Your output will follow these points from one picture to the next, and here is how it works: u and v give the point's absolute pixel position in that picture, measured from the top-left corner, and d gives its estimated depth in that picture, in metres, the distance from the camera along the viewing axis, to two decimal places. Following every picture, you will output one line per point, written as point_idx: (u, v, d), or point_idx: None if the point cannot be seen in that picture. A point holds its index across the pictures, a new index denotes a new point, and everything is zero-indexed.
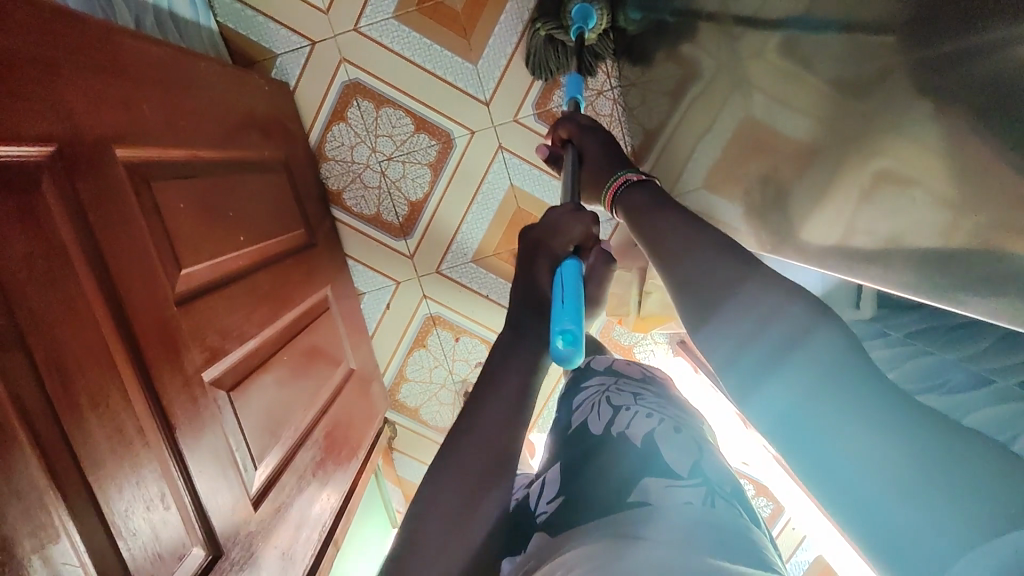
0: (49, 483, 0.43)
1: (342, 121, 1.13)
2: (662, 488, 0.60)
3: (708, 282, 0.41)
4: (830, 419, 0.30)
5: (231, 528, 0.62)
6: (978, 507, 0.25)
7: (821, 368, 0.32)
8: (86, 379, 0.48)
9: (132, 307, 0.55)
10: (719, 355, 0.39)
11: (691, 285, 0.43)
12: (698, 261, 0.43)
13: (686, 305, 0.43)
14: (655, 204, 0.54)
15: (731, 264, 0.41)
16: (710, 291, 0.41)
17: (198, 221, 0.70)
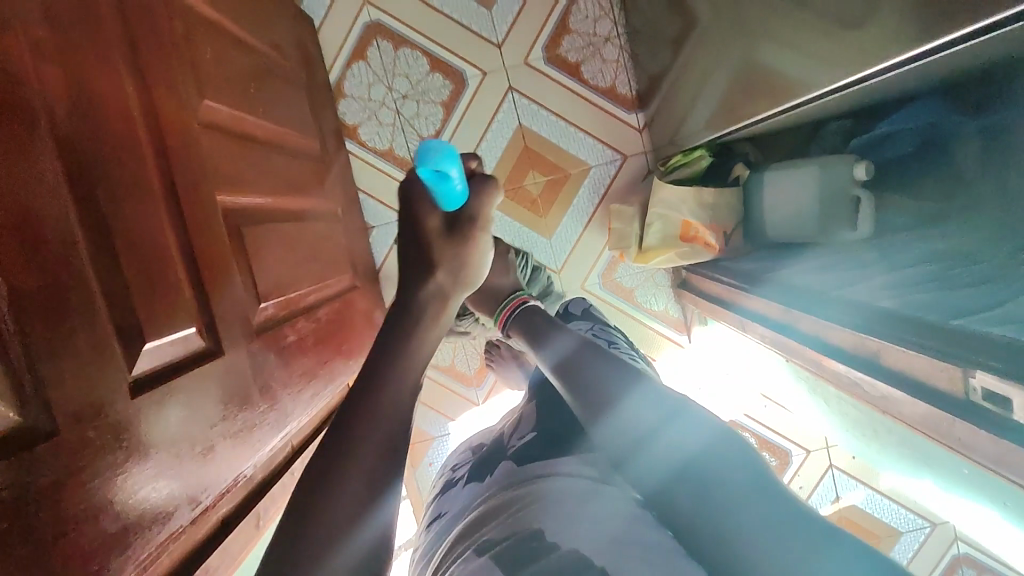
0: (71, 189, 0.44)
1: (361, 60, 1.19)
2: None
3: (597, 390, 0.52)
4: (724, 503, 0.41)
5: (234, 341, 0.63)
6: (811, 543, 0.38)
7: (682, 464, 0.44)
8: (111, 128, 0.50)
9: (158, 101, 0.58)
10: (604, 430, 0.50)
11: (594, 416, 0.51)
12: (590, 369, 0.55)
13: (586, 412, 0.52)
14: (551, 324, 0.68)
15: (616, 369, 0.54)
16: (590, 381, 0.54)
17: (223, 78, 0.74)
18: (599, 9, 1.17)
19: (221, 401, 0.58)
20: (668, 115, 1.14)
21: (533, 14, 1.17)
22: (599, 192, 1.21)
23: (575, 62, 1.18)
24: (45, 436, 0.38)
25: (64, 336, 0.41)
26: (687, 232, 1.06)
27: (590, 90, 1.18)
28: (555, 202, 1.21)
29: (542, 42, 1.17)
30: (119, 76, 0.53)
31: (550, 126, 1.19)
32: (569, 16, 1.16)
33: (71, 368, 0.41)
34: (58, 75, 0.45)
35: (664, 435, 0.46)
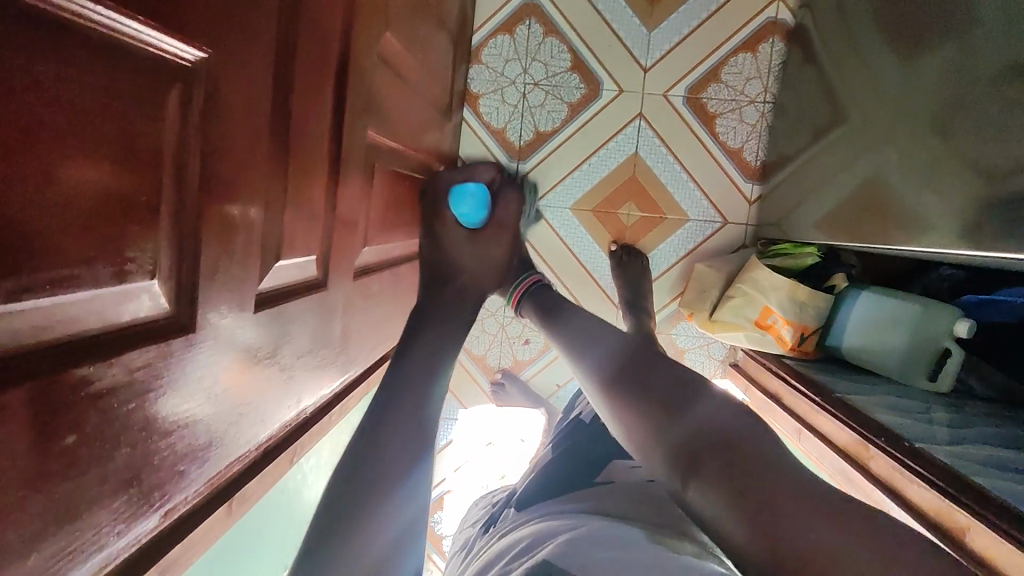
0: (268, 92, 0.42)
1: (507, 33, 1.16)
2: (625, 470, 0.69)
3: (698, 419, 0.41)
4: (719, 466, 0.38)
5: (336, 278, 0.61)
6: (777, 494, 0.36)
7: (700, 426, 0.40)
8: (313, 38, 0.48)
9: (355, 21, 0.56)
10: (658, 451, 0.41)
11: (658, 418, 0.43)
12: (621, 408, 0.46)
13: (632, 420, 0.44)
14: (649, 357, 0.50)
15: (635, 385, 0.47)
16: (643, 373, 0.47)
17: (404, 14, 0.72)
18: (754, 70, 1.14)
19: (311, 334, 0.56)
20: (785, 197, 1.12)
21: (690, 51, 1.14)
22: (687, 246, 1.19)
23: (713, 113, 1.15)
24: (183, 330, 0.36)
25: (221, 230, 0.39)
26: (764, 318, 1.03)
27: (717, 146, 1.16)
28: (642, 239, 1.19)
29: (688, 82, 1.15)
30: None
31: (665, 166, 1.17)
32: (724, 66, 1.14)
33: (220, 267, 0.39)
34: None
35: (722, 421, 0.40)
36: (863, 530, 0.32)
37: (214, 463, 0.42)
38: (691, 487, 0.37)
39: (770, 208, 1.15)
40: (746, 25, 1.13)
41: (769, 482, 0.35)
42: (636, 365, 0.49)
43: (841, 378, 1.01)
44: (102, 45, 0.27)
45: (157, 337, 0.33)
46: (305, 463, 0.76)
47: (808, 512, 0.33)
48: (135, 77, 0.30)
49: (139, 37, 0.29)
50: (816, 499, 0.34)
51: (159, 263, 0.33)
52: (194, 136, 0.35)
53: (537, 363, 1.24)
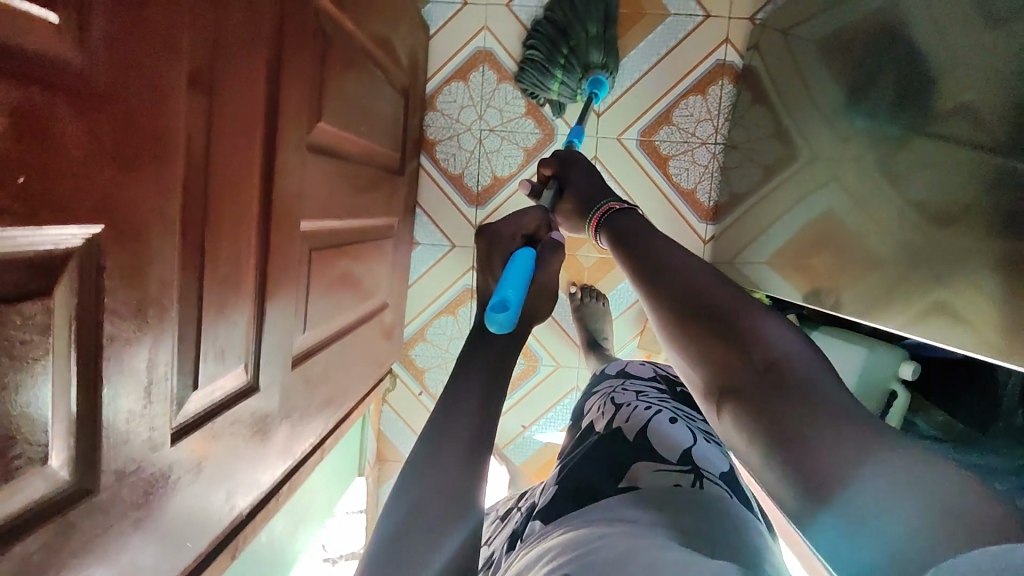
0: (179, 235, 0.43)
1: (461, 80, 1.17)
2: (650, 473, 0.58)
3: (737, 314, 0.37)
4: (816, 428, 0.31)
5: (272, 374, 0.61)
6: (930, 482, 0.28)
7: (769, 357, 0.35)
8: (228, 162, 0.49)
9: (279, 127, 0.56)
10: (716, 374, 0.37)
11: (712, 341, 0.37)
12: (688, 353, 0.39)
13: (689, 348, 0.39)
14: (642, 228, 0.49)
15: (663, 294, 0.41)
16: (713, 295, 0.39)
17: (341, 97, 0.72)
18: (705, 111, 1.15)
19: (245, 438, 0.57)
20: (739, 238, 1.13)
21: (642, 94, 1.15)
22: None
23: (666, 155, 1.17)
24: (84, 494, 0.36)
25: (128, 388, 0.39)
26: None
27: (672, 186, 1.17)
28: (602, 279, 1.20)
29: (641, 125, 1.16)
30: (251, 99, 0.51)
31: None
32: (675, 109, 1.15)
33: (129, 418, 0.40)
34: (202, 106, 0.44)
35: (794, 358, 0.35)
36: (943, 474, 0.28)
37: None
38: (726, 410, 0.36)
39: (725, 247, 1.16)
40: (695, 69, 1.14)
41: (819, 431, 0.31)
42: (619, 230, 0.52)
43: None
44: None
45: (55, 513, 0.34)
46: (258, 540, 0.76)
47: (855, 445, 0.30)
48: (13, 281, 0.30)
49: (19, 242, 0.30)
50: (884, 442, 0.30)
51: (54, 442, 0.34)
52: (90, 307, 0.35)
53: (503, 403, 1.25)
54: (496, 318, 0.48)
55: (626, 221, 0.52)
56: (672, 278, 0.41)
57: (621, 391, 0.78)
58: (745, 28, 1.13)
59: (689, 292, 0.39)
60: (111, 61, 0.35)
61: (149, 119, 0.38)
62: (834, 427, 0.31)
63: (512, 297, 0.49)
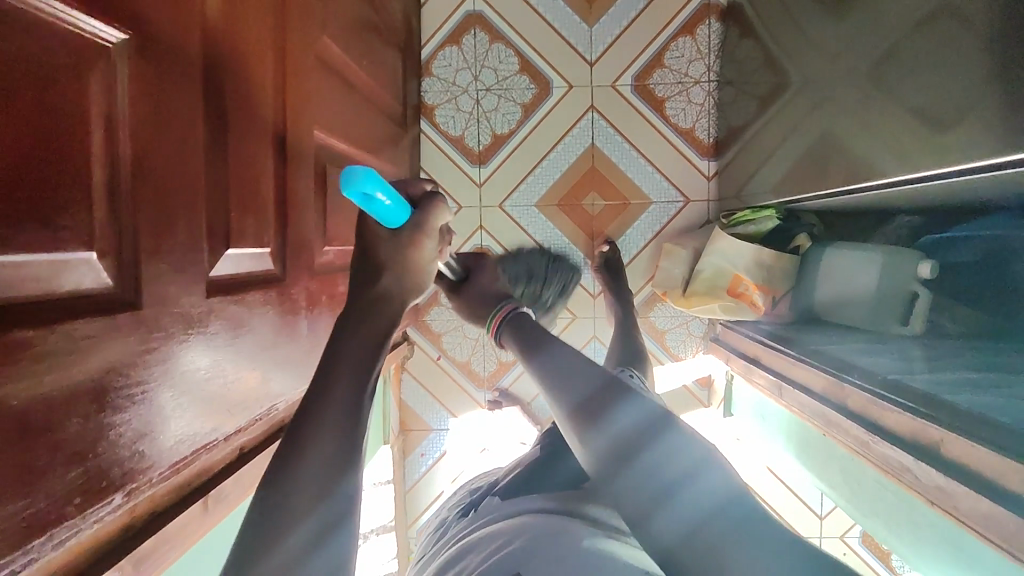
0: (200, 80, 0.43)
1: (455, 44, 1.19)
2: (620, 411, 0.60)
3: (612, 406, 0.42)
4: (709, 532, 0.36)
5: (294, 276, 0.61)
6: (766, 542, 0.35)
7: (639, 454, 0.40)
8: (245, 34, 0.50)
9: (289, 22, 0.58)
10: (598, 458, 0.41)
11: (589, 420, 0.42)
12: (567, 420, 0.44)
13: (572, 423, 0.43)
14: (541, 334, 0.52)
15: (551, 364, 0.46)
16: (578, 381, 0.44)
17: (344, 24, 0.74)
18: (695, 52, 1.18)
19: (274, 330, 0.57)
20: (741, 169, 1.14)
21: (632, 41, 1.17)
22: (654, 228, 1.20)
23: (661, 98, 1.18)
24: (128, 306, 0.36)
25: (158, 211, 0.39)
26: (735, 287, 1.05)
27: (670, 128, 1.19)
28: (609, 227, 1.20)
29: (634, 70, 1.18)
30: None
31: (622, 155, 1.19)
32: (666, 52, 1.17)
33: (163, 249, 0.40)
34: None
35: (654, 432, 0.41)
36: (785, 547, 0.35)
37: (180, 449, 0.42)
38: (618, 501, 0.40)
39: (729, 182, 1.17)
40: (681, 11, 1.17)
41: (698, 521, 0.37)
42: (518, 324, 0.55)
43: (821, 335, 1.01)
44: (15, 20, 0.28)
45: (100, 310, 0.34)
46: None
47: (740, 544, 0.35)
48: (53, 55, 0.31)
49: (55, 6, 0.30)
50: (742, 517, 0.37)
51: (97, 238, 0.34)
52: (123, 114, 0.36)
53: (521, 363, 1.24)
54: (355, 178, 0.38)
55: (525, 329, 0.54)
56: (567, 395, 0.44)
57: None
58: None
59: (577, 365, 0.45)
60: None
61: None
62: (735, 546, 0.35)
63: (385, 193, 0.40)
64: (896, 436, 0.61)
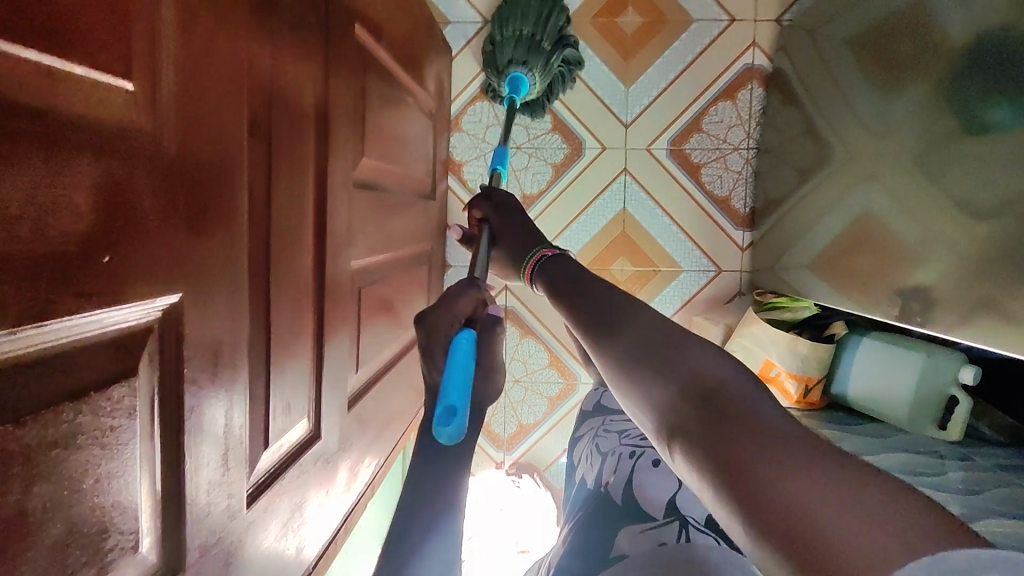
0: (246, 290, 0.41)
1: (485, 100, 1.15)
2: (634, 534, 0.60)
3: (674, 355, 0.38)
4: (772, 440, 0.30)
5: (331, 420, 0.59)
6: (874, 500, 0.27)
7: None
8: (288, 209, 0.47)
9: (328, 166, 0.55)
10: (659, 398, 0.38)
11: (649, 371, 0.39)
12: (631, 368, 0.41)
13: (635, 376, 0.40)
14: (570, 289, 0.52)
15: (603, 325, 0.44)
16: (642, 335, 0.41)
17: (381, 129, 0.70)
18: (735, 116, 1.13)
19: (311, 488, 0.55)
20: (777, 244, 1.10)
21: (670, 103, 1.13)
22: (683, 297, 1.17)
23: (698, 163, 1.14)
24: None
25: (206, 457, 0.37)
26: (766, 371, 1.02)
27: (705, 194, 1.15)
28: (637, 293, 1.17)
29: (670, 134, 1.14)
30: (303, 140, 0.49)
31: (654, 221, 1.16)
32: (705, 116, 1.13)
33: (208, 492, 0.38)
34: (259, 155, 0.43)
35: (718, 371, 0.36)
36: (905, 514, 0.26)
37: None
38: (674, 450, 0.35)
39: (764, 254, 1.13)
40: (723, 74, 1.12)
41: (739, 440, 0.31)
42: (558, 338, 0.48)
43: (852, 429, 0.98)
44: (62, 364, 0.26)
45: None
46: None
47: (801, 466, 0.29)
48: (102, 371, 0.29)
49: (102, 322, 0.28)
50: (822, 463, 0.29)
51: (143, 529, 0.32)
52: (171, 383, 0.33)
53: (541, 427, 1.23)
54: (443, 427, 0.45)
55: (554, 272, 0.56)
56: (621, 345, 0.42)
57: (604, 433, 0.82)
58: (772, 30, 1.11)
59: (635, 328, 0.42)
60: (183, 119, 0.33)
61: (217, 179, 0.37)
62: (792, 461, 0.29)
63: (460, 403, 0.47)
64: None
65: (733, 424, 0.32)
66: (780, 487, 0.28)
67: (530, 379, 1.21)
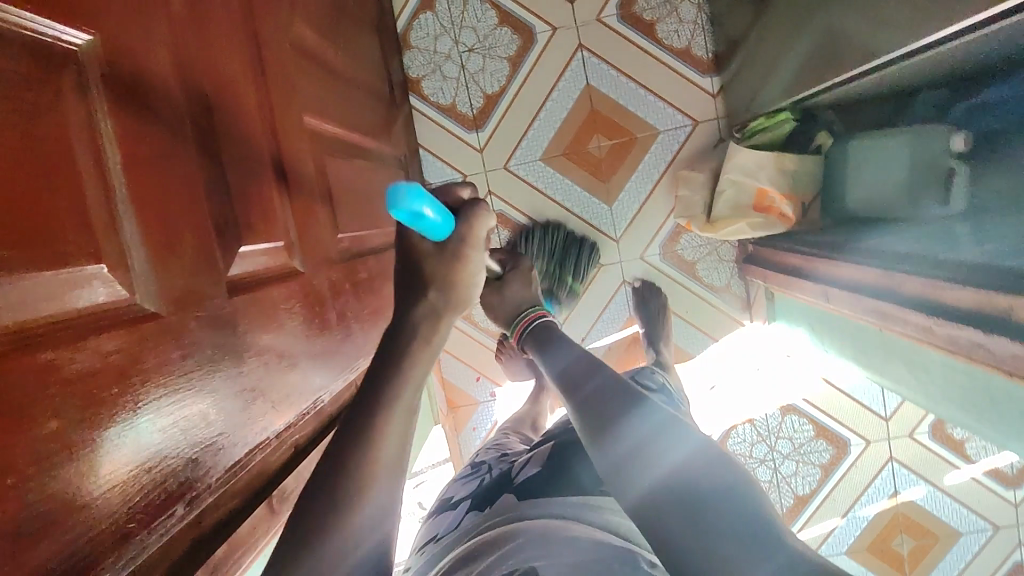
0: (175, 70, 0.41)
1: (429, 11, 1.16)
2: None
3: (618, 418, 0.47)
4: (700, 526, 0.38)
5: (315, 267, 0.60)
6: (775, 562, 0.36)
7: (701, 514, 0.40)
8: (214, 20, 0.47)
9: (254, 6, 0.55)
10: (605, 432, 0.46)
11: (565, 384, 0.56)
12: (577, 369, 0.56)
13: (573, 398, 0.52)
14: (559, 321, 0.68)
15: (613, 393, 0.50)
16: (607, 414, 0.47)
17: (310, 1, 0.71)
18: None
19: (304, 321, 0.56)
20: (746, 79, 1.08)
21: None
22: (666, 160, 1.16)
23: (651, 22, 1.13)
24: (149, 317, 0.35)
25: (163, 219, 0.38)
26: (762, 201, 1.02)
27: (665, 52, 1.14)
28: (620, 167, 1.17)
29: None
30: None
31: (620, 89, 1.15)
32: None
33: (175, 259, 0.38)
34: None
35: (649, 421, 0.46)
36: (770, 552, 0.37)
37: (217, 453, 0.42)
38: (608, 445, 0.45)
39: (737, 95, 1.11)
40: None
41: (701, 508, 0.39)
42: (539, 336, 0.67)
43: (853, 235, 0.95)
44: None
45: (123, 322, 0.33)
46: None
47: (722, 534, 0.38)
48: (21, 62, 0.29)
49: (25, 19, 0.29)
50: (736, 530, 0.38)
51: (105, 250, 0.33)
52: (105, 119, 0.34)
53: None
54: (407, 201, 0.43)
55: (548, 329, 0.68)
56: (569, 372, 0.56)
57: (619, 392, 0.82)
58: None
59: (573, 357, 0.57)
60: None
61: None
62: (723, 537, 0.38)
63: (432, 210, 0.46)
64: (958, 313, 0.57)
65: (699, 501, 0.39)
66: (712, 535, 0.38)
67: None
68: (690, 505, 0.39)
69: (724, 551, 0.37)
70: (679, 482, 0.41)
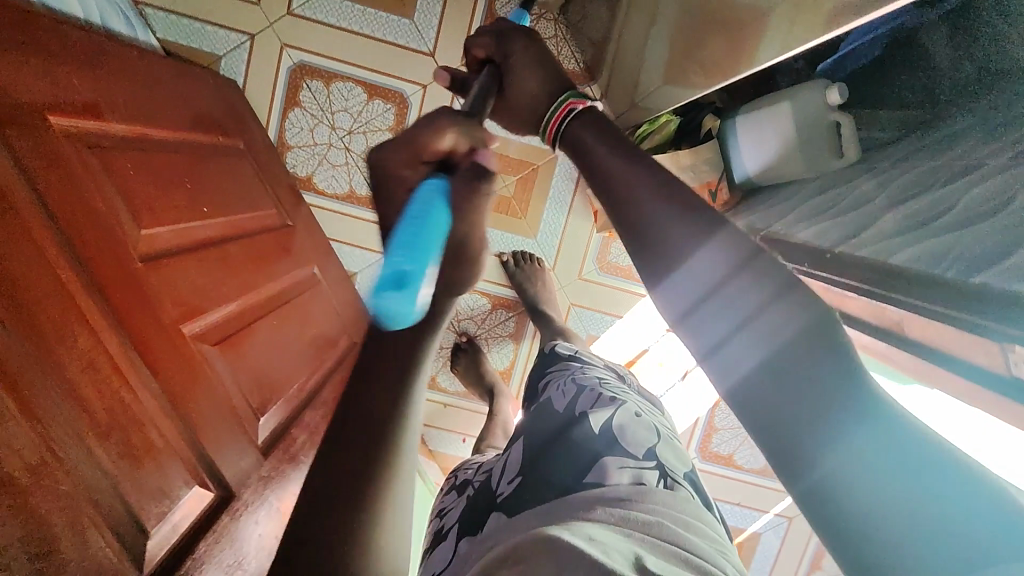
0: (21, 415, 0.40)
1: (296, 106, 1.13)
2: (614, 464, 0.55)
3: (701, 287, 0.36)
4: (859, 472, 0.28)
5: (239, 471, 0.62)
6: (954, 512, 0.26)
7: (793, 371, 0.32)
8: (50, 314, 0.46)
9: (90, 256, 0.54)
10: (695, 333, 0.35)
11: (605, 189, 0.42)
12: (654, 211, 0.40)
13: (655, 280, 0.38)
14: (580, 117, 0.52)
15: (685, 216, 0.39)
16: (689, 287, 0.36)
17: (157, 193, 0.69)
18: None
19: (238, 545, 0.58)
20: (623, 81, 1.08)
21: (458, 10, 1.10)
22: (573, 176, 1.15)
23: None
24: None
25: None
26: None
27: None
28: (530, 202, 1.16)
29: (474, 38, 1.11)
30: (34, 240, 0.47)
31: None
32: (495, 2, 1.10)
33: None
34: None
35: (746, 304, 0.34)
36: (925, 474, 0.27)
37: None
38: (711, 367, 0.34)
39: (616, 98, 1.11)
40: None
41: (808, 425, 0.30)
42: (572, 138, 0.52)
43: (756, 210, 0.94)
44: None
45: None
46: None
47: (852, 441, 0.29)
48: None
49: None
50: (869, 448, 0.29)
51: None
52: None
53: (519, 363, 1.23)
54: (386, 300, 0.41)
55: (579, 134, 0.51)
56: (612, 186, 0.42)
57: (584, 371, 0.74)
58: None
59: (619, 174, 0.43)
60: None
61: None
62: (854, 444, 0.29)
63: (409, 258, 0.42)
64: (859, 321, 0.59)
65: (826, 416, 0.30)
66: (831, 462, 0.29)
67: (487, 330, 1.21)
68: (803, 432, 0.30)
69: (847, 477, 0.29)
70: (821, 450, 0.30)
